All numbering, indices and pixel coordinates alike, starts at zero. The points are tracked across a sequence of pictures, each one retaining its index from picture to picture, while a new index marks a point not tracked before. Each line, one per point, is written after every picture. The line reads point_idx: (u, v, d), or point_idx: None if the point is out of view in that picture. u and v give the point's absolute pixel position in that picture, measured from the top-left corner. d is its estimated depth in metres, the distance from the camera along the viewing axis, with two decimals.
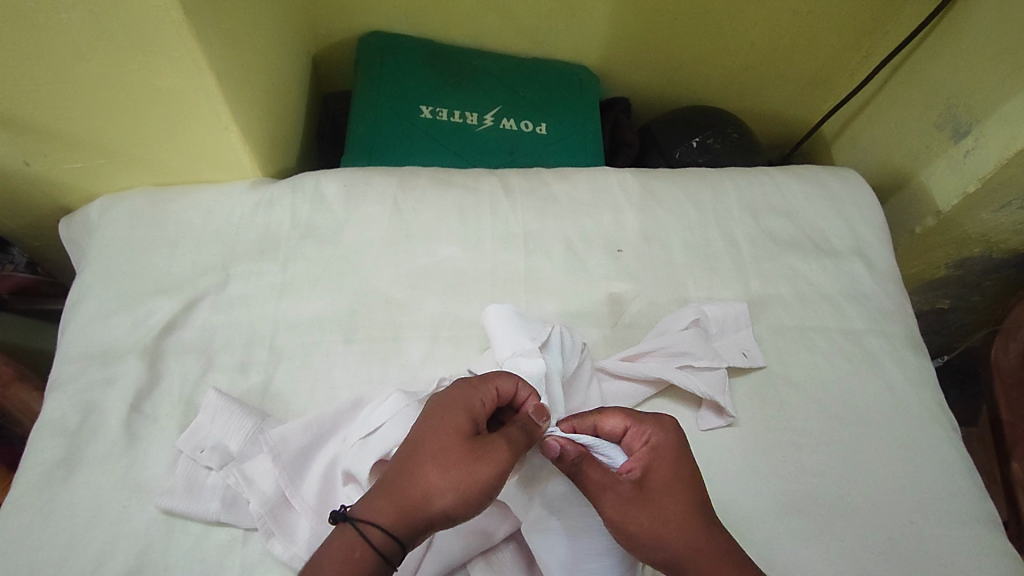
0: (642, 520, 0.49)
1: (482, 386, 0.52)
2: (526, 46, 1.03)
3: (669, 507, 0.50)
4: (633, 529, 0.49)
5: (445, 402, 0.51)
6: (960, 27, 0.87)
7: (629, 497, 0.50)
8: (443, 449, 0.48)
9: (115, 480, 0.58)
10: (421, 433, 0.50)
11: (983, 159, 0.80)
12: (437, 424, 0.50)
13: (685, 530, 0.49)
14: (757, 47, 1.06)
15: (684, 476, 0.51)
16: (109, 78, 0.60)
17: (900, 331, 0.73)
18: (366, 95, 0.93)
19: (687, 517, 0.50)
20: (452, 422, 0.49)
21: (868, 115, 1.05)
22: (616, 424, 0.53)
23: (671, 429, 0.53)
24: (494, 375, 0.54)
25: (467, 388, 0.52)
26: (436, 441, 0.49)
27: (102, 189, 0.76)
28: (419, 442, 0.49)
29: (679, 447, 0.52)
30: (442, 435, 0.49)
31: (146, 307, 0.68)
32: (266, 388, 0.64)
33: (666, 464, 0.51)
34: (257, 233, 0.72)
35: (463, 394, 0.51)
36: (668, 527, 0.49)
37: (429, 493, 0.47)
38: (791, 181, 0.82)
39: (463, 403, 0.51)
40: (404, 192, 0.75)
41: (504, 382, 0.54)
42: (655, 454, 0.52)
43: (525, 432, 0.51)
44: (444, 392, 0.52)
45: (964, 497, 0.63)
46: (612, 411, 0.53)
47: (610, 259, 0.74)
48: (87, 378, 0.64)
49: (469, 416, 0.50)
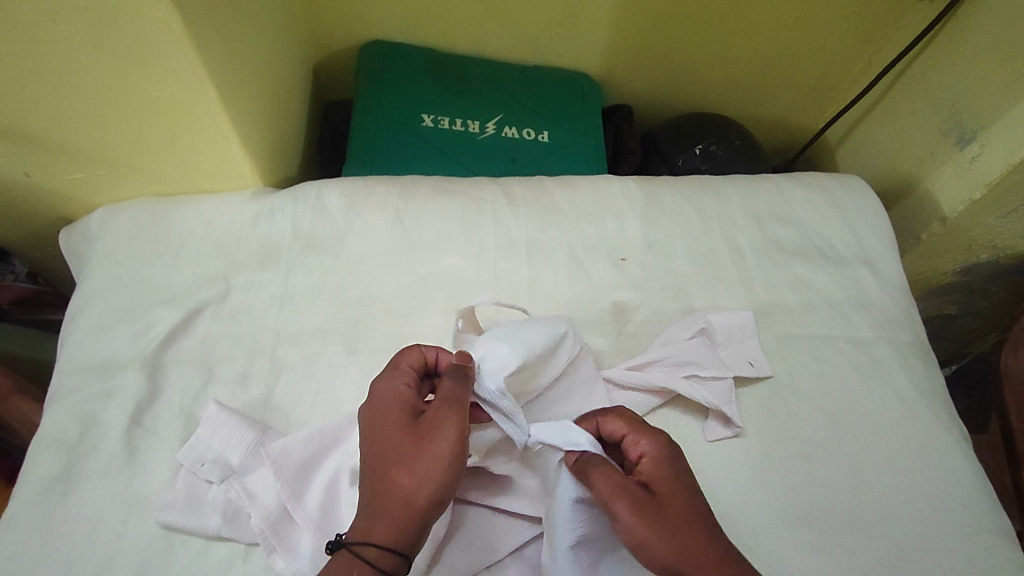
0: (656, 528, 0.46)
1: (397, 372, 0.54)
2: (528, 54, 1.03)
3: (678, 514, 0.47)
4: (648, 535, 0.45)
5: (373, 404, 0.52)
6: (963, 33, 0.86)
7: (642, 505, 0.47)
8: (398, 447, 0.49)
9: (115, 494, 0.58)
10: (370, 443, 0.50)
11: (989, 165, 0.80)
12: (379, 428, 0.50)
13: (696, 537, 0.46)
14: (759, 55, 1.06)
15: (687, 483, 0.49)
16: (109, 89, 0.60)
17: (909, 339, 0.72)
18: (368, 104, 0.93)
19: (694, 527, 0.46)
20: (389, 417, 0.50)
21: (872, 121, 1.04)
22: (616, 427, 0.52)
23: (669, 442, 0.51)
24: (403, 355, 0.55)
25: (386, 382, 0.53)
26: (388, 443, 0.49)
27: (103, 199, 0.75)
28: (373, 449, 0.50)
29: (678, 456, 0.51)
30: (389, 436, 0.49)
31: (147, 319, 0.67)
32: (267, 400, 0.63)
33: (668, 472, 0.49)
34: (259, 243, 0.72)
35: (383, 389, 0.52)
36: (680, 533, 0.46)
37: (408, 491, 0.47)
38: (796, 187, 0.81)
39: (391, 396, 0.52)
40: (406, 201, 0.74)
41: (412, 356, 0.55)
42: (658, 464, 0.50)
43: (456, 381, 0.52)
44: (370, 396, 0.53)
45: (975, 508, 0.62)
46: (614, 415, 0.53)
47: (613, 267, 0.73)
48: (87, 390, 0.63)
49: (404, 404, 0.51)
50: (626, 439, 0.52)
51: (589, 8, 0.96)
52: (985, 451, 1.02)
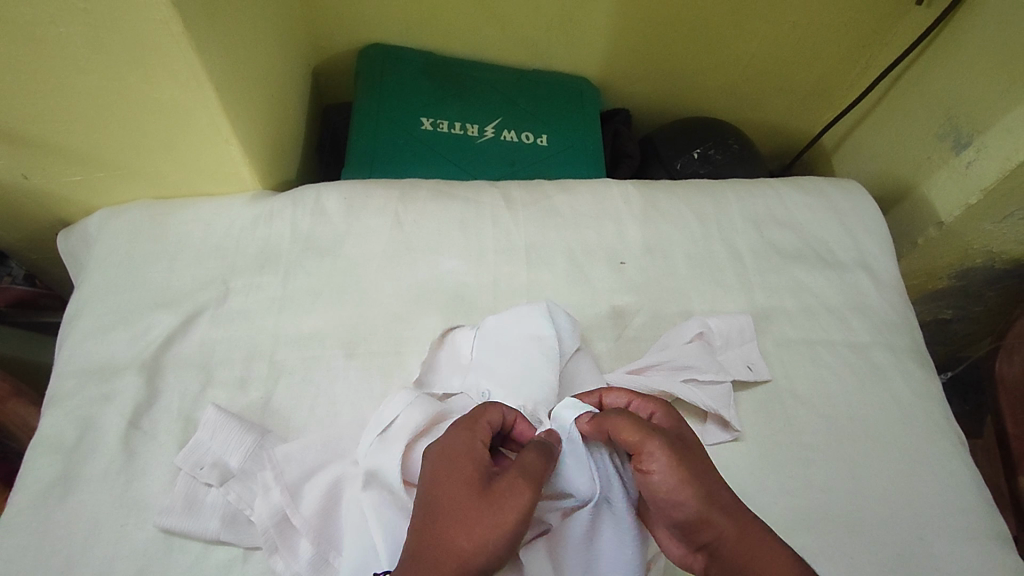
0: (688, 464, 0.46)
1: (476, 425, 0.49)
2: (527, 58, 1.03)
3: (701, 457, 0.48)
4: (683, 470, 0.45)
5: (445, 453, 0.47)
6: (960, 39, 0.87)
7: (672, 442, 0.47)
8: (462, 505, 0.44)
9: (112, 498, 0.58)
10: (433, 493, 0.45)
11: (985, 171, 0.80)
12: (446, 481, 0.45)
13: (719, 479, 0.47)
14: (757, 59, 1.06)
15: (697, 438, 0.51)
16: (109, 91, 0.59)
17: (906, 343, 0.73)
18: (367, 107, 0.93)
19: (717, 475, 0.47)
20: (460, 472, 0.45)
21: (869, 125, 1.05)
22: (619, 399, 0.54)
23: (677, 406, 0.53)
24: (483, 409, 0.50)
25: (461, 433, 0.48)
26: (454, 498, 0.44)
27: (102, 201, 0.75)
28: (435, 502, 0.45)
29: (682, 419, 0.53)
30: (456, 491, 0.44)
31: (146, 322, 0.67)
32: (266, 404, 0.63)
33: (682, 425, 0.51)
34: (258, 246, 0.72)
35: (459, 440, 0.47)
36: (708, 471, 0.46)
37: (463, 556, 0.42)
38: (794, 192, 0.82)
39: (465, 449, 0.47)
40: (405, 205, 0.75)
41: (492, 414, 0.50)
42: (671, 419, 0.51)
43: (540, 450, 0.47)
44: (440, 443, 0.48)
45: (972, 513, 0.63)
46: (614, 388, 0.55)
47: (612, 271, 0.73)
48: (85, 394, 0.63)
49: (476, 460, 0.46)
50: (631, 406, 0.54)
51: (588, 12, 0.96)
52: (983, 455, 1.02)
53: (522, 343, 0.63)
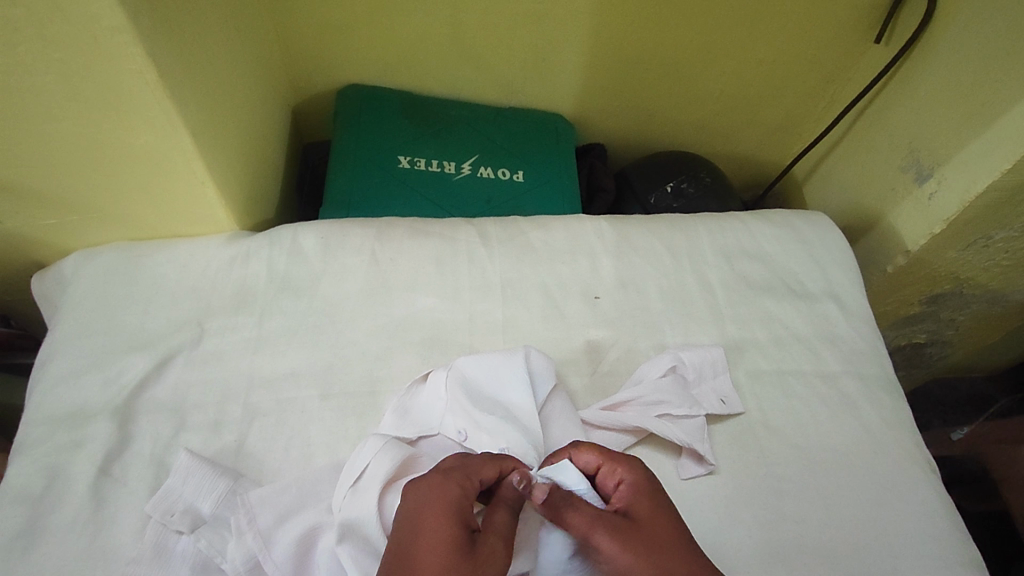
0: (636, 551, 0.46)
1: (469, 481, 0.48)
2: (502, 96, 1.06)
3: (658, 537, 0.48)
4: (629, 562, 0.46)
5: (435, 504, 0.46)
6: (917, 76, 0.91)
7: (618, 527, 0.48)
8: (444, 561, 0.42)
9: (79, 550, 0.56)
10: (415, 542, 0.44)
11: (946, 202, 0.83)
12: (429, 534, 0.44)
13: (676, 556, 0.46)
14: (726, 95, 1.10)
15: (661, 506, 0.50)
16: (84, 137, 0.60)
17: (876, 372, 0.74)
18: (345, 146, 0.94)
19: (678, 548, 0.47)
20: (447, 529, 0.44)
21: (836, 157, 1.08)
22: (590, 459, 0.53)
23: (644, 466, 0.53)
24: (479, 465, 0.50)
25: (452, 484, 0.47)
26: (435, 553, 0.43)
27: (77, 244, 0.75)
28: (413, 550, 0.43)
29: (654, 484, 0.52)
30: (437, 547, 0.43)
31: (119, 365, 0.67)
32: (240, 447, 0.63)
33: (643, 498, 0.51)
34: (234, 286, 0.72)
35: (450, 494, 0.46)
36: (662, 553, 0.46)
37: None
38: (763, 225, 0.84)
39: (456, 505, 0.46)
40: (381, 243, 0.75)
41: (487, 471, 0.50)
42: (634, 491, 0.51)
43: (512, 511, 0.49)
44: (427, 490, 0.47)
45: (945, 541, 0.63)
46: (586, 446, 0.54)
47: (587, 305, 0.74)
48: (53, 441, 0.62)
49: (461, 516, 0.45)
50: (600, 470, 0.53)
51: (561, 50, 0.99)
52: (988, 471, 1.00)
53: (502, 393, 0.63)
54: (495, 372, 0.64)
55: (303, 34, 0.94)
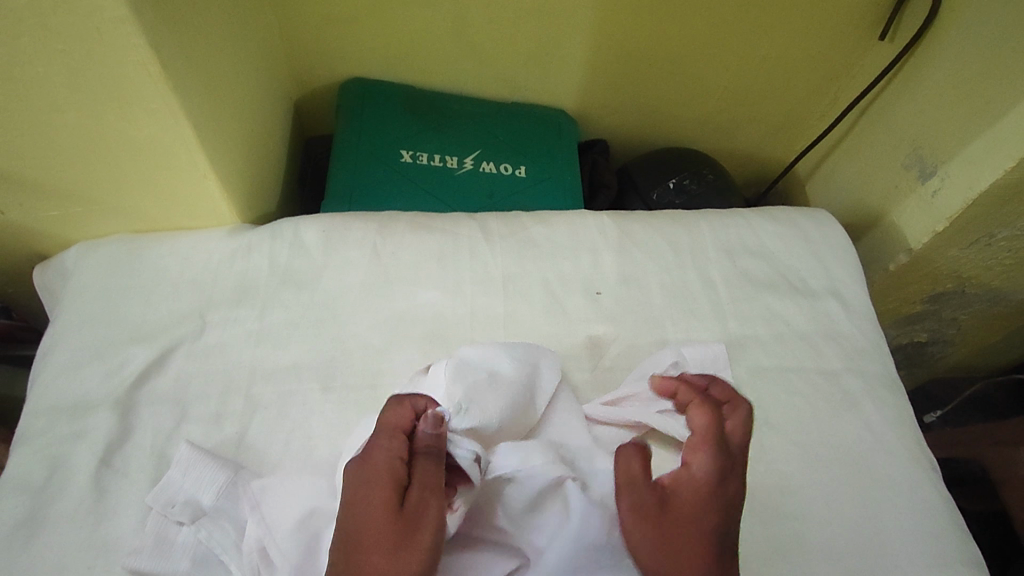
0: (643, 516, 0.53)
1: (389, 439, 0.51)
2: (505, 91, 1.05)
3: (672, 521, 0.53)
4: (628, 521, 0.53)
5: (364, 477, 0.49)
6: (920, 75, 0.91)
7: (647, 508, 0.53)
8: (383, 527, 0.47)
9: (80, 540, 0.56)
10: (355, 518, 0.48)
11: (949, 200, 0.83)
12: (364, 508, 0.48)
13: (673, 540, 0.52)
14: (729, 91, 1.09)
15: (710, 510, 0.54)
16: (87, 129, 0.60)
17: (877, 369, 0.74)
18: (347, 140, 0.94)
19: (678, 535, 0.53)
20: (377, 499, 0.48)
21: (839, 154, 1.08)
22: (695, 421, 0.59)
23: (731, 462, 0.56)
24: (392, 417, 0.53)
25: (378, 451, 0.51)
26: (372, 526, 0.47)
27: (79, 236, 0.75)
28: (356, 530, 0.48)
29: (723, 481, 0.55)
30: (372, 519, 0.47)
31: (120, 357, 0.67)
32: (240, 439, 0.63)
33: (696, 493, 0.55)
34: (235, 279, 0.72)
35: (374, 460, 0.50)
36: (661, 533, 0.53)
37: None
38: (765, 221, 0.83)
39: (381, 470, 0.49)
40: (383, 237, 0.75)
41: (402, 420, 0.53)
42: (694, 473, 0.56)
43: (438, 457, 0.50)
44: (358, 464, 0.51)
45: (945, 539, 0.63)
46: (705, 410, 0.59)
47: (588, 301, 0.74)
48: (55, 432, 0.62)
49: (390, 478, 0.49)
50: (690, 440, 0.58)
51: (564, 45, 0.99)
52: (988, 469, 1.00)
53: (494, 370, 0.62)
54: (495, 358, 0.64)
55: (306, 28, 0.94)
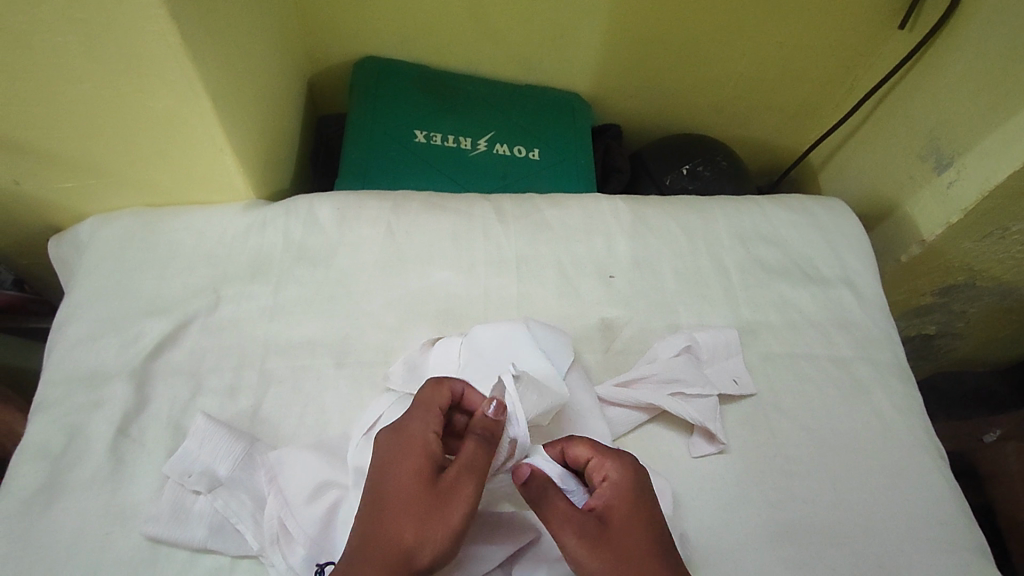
0: (600, 558, 0.47)
1: (429, 414, 0.51)
2: (520, 73, 1.05)
3: (630, 547, 0.47)
4: (593, 567, 0.47)
5: (399, 446, 0.50)
6: (940, 63, 0.90)
7: (591, 536, 0.48)
8: (414, 498, 0.47)
9: (98, 506, 0.57)
10: (384, 485, 0.48)
11: (965, 191, 0.82)
12: (396, 474, 0.48)
13: (645, 566, 0.47)
14: (745, 77, 1.09)
15: (643, 514, 0.49)
16: (106, 100, 0.60)
17: (888, 358, 0.74)
18: (361, 118, 0.94)
19: (646, 559, 0.47)
20: (410, 469, 0.48)
21: (855, 144, 1.07)
22: (580, 452, 0.52)
23: (636, 468, 0.51)
24: (435, 394, 0.53)
25: (415, 421, 0.51)
26: (403, 492, 0.48)
27: (94, 208, 0.75)
28: (384, 498, 0.48)
29: (640, 485, 0.51)
30: (404, 486, 0.48)
31: (136, 329, 0.67)
32: (255, 413, 0.63)
33: (623, 503, 0.49)
34: (250, 254, 0.72)
35: (410, 431, 0.50)
36: (630, 563, 0.47)
37: (409, 545, 0.46)
38: (779, 208, 0.83)
39: (418, 442, 0.50)
40: (397, 216, 0.75)
41: (445, 399, 0.53)
42: (615, 492, 0.50)
43: (487, 439, 0.50)
44: (394, 431, 0.51)
45: (952, 525, 0.64)
46: (579, 439, 0.53)
47: (602, 284, 0.74)
48: (72, 401, 0.63)
49: (427, 452, 0.49)
50: (590, 463, 0.52)
51: (580, 27, 0.98)
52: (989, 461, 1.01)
53: (511, 355, 0.64)
54: (515, 340, 0.65)
55: (321, 6, 0.93)
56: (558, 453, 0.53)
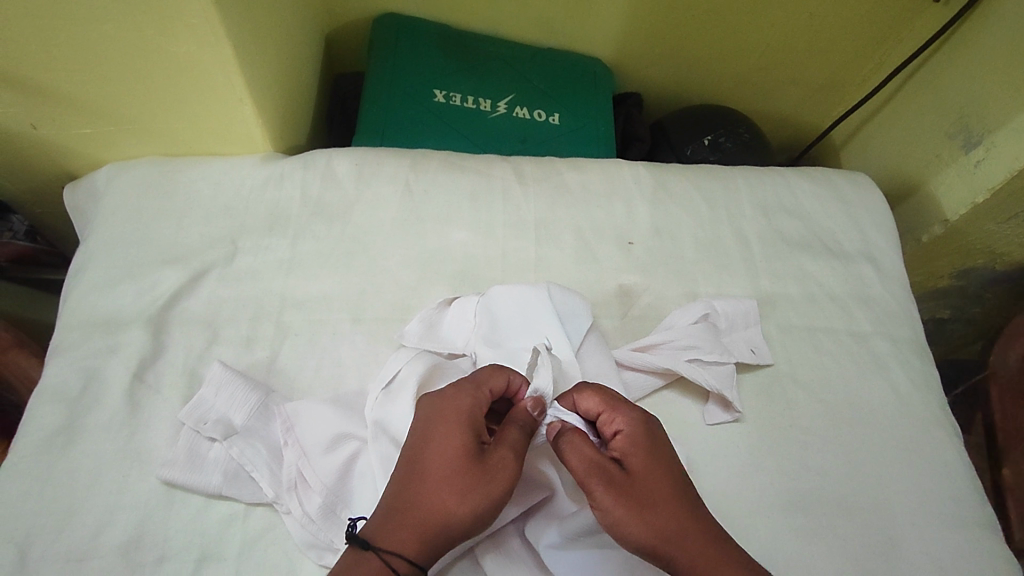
0: (627, 506, 0.47)
1: (479, 391, 0.51)
2: (542, 36, 1.03)
3: (652, 492, 0.48)
4: (621, 515, 0.46)
5: (443, 416, 0.49)
6: (977, 37, 0.87)
7: (614, 483, 0.48)
8: (454, 468, 0.47)
9: (115, 450, 0.58)
10: (425, 452, 0.48)
11: (993, 171, 0.81)
12: (439, 443, 0.48)
13: (669, 512, 0.47)
14: (772, 48, 1.06)
15: (661, 461, 0.49)
16: (124, 42, 0.59)
17: (907, 334, 0.73)
18: (380, 76, 0.93)
19: (670, 505, 0.47)
20: (453, 439, 0.48)
21: (880, 121, 1.05)
22: (591, 405, 0.52)
23: (647, 419, 0.51)
24: (488, 375, 0.52)
25: (464, 395, 0.50)
26: (443, 461, 0.47)
27: (111, 157, 0.74)
28: (423, 464, 0.48)
29: (653, 434, 0.51)
30: (445, 456, 0.47)
31: (152, 277, 0.67)
32: (271, 364, 0.64)
33: (640, 451, 0.49)
34: (268, 207, 0.72)
35: (458, 404, 0.49)
36: (654, 510, 0.47)
37: (445, 515, 0.46)
38: (803, 180, 0.82)
39: (464, 415, 0.49)
40: (416, 174, 0.74)
41: (496, 380, 0.52)
42: (631, 442, 0.50)
43: (525, 430, 0.50)
44: (439, 399, 0.50)
45: (964, 501, 0.64)
46: (589, 391, 0.52)
47: (620, 251, 0.74)
48: (89, 346, 0.63)
49: (472, 426, 0.49)
50: (601, 416, 0.52)
51: None
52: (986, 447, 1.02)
53: (530, 326, 0.63)
54: (538, 305, 0.64)
55: None
56: (572, 407, 0.53)
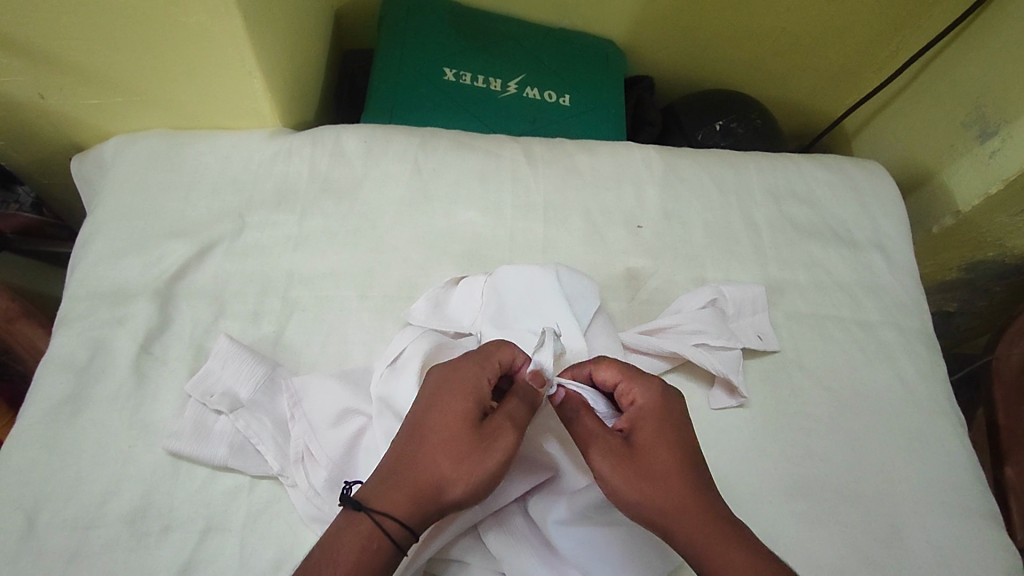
0: (627, 475, 0.47)
1: (485, 363, 0.50)
2: (554, 16, 1.01)
3: (656, 465, 0.48)
4: (620, 483, 0.47)
5: (448, 384, 0.49)
6: (999, 24, 0.85)
7: (615, 452, 0.48)
8: (455, 435, 0.47)
9: (122, 421, 0.58)
10: (427, 417, 0.48)
11: (1007, 162, 0.80)
12: (442, 409, 0.48)
13: (671, 485, 0.47)
14: (787, 33, 1.04)
15: (670, 435, 0.49)
16: (133, 12, 0.58)
17: (915, 324, 0.73)
18: (390, 53, 0.92)
19: (673, 479, 0.47)
20: (456, 407, 0.48)
21: (895, 109, 1.04)
22: (608, 376, 0.53)
23: (665, 391, 0.51)
24: (495, 348, 0.52)
25: (470, 365, 0.50)
26: (444, 427, 0.47)
27: (118, 128, 0.74)
28: (424, 430, 0.48)
29: (670, 407, 0.51)
30: (447, 423, 0.47)
31: (159, 250, 0.67)
32: (278, 339, 0.64)
33: (649, 424, 0.50)
34: (275, 182, 0.71)
35: (464, 373, 0.49)
36: (655, 482, 0.47)
37: (442, 480, 0.46)
38: (815, 167, 0.81)
39: (469, 385, 0.49)
40: (425, 152, 0.74)
41: (503, 354, 0.52)
42: (643, 414, 0.50)
43: (527, 403, 0.50)
44: (445, 368, 0.50)
45: (966, 492, 0.64)
46: (608, 362, 0.53)
47: (629, 234, 0.73)
48: (96, 317, 0.63)
49: (476, 395, 0.49)
50: (618, 387, 0.52)
51: None
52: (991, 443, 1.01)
53: (537, 308, 0.62)
54: (546, 285, 0.63)
55: None
56: (590, 378, 0.54)
